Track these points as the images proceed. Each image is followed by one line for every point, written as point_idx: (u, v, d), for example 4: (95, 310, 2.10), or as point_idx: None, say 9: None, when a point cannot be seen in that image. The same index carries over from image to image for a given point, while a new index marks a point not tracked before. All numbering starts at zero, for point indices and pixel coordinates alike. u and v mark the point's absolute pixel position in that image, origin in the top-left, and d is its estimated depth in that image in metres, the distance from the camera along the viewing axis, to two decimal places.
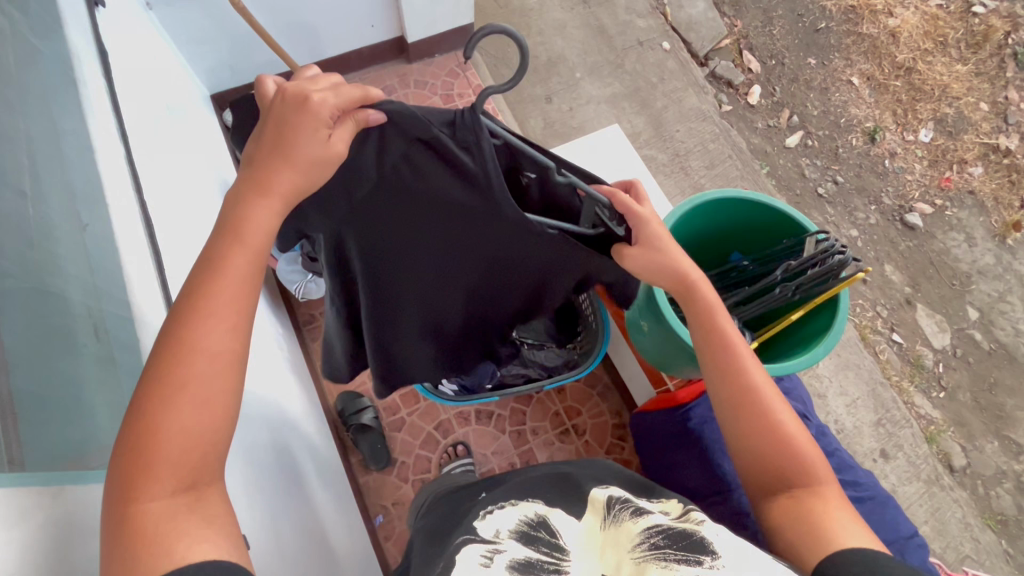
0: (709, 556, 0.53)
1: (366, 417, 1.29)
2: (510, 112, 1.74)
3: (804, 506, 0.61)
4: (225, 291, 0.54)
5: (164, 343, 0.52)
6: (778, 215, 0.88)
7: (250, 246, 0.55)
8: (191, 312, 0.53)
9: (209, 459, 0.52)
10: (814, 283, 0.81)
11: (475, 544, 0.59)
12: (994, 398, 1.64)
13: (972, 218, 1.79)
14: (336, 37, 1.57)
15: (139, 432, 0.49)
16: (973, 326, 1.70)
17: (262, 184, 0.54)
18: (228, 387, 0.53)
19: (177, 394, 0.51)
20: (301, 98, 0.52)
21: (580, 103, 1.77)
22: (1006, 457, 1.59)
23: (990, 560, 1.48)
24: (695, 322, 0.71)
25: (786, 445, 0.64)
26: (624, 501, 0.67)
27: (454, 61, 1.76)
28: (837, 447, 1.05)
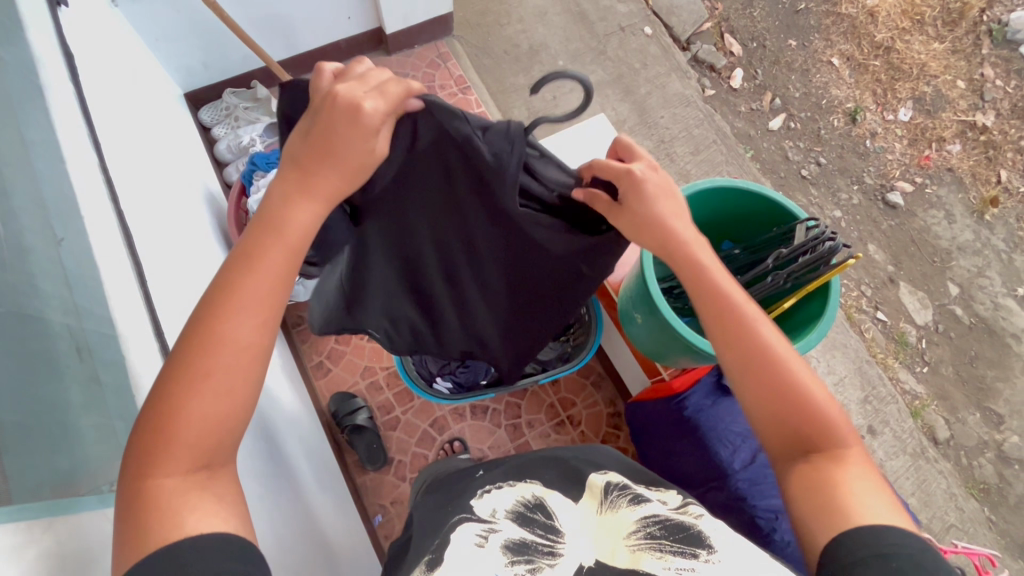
0: (705, 550, 0.53)
1: (361, 418, 1.28)
2: (493, 103, 1.72)
3: (822, 474, 0.58)
4: (255, 283, 0.54)
5: (196, 328, 0.52)
6: (769, 204, 0.89)
7: (286, 243, 0.55)
8: (224, 305, 0.53)
9: (224, 444, 0.53)
10: (805, 269, 0.81)
11: (469, 523, 0.59)
12: (975, 371, 1.68)
13: (951, 195, 1.82)
14: (313, 30, 1.53)
15: (165, 409, 0.50)
16: (954, 302, 1.73)
17: (304, 187, 0.55)
18: (249, 379, 0.54)
19: (198, 379, 0.51)
20: (355, 101, 0.51)
21: (564, 91, 1.75)
22: (987, 428, 1.63)
23: (974, 528, 1.53)
24: (697, 286, 0.66)
25: (807, 408, 0.61)
26: (622, 486, 0.68)
27: (434, 52, 1.73)
28: None
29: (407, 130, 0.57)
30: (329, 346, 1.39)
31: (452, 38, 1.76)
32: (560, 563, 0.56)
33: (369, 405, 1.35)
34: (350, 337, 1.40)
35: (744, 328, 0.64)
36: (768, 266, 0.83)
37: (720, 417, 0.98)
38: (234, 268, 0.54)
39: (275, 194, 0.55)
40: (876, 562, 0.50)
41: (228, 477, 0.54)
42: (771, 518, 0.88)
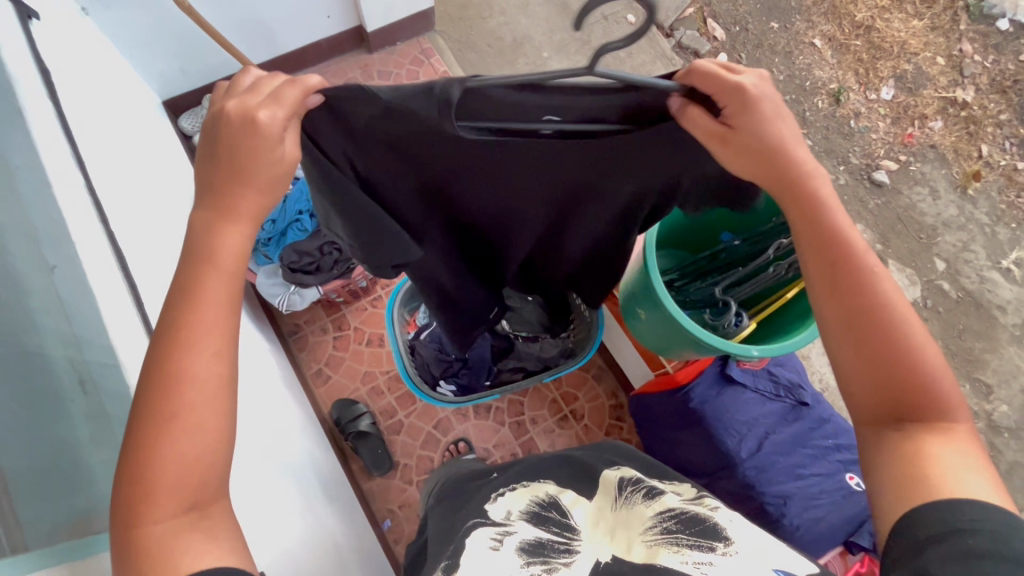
0: (722, 543, 0.53)
1: (364, 423, 1.28)
2: None
3: (917, 445, 0.52)
4: (206, 312, 0.51)
5: (147, 371, 0.49)
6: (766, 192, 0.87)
7: (223, 269, 0.52)
8: (173, 342, 0.50)
9: (211, 479, 0.50)
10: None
11: (483, 526, 0.59)
12: (964, 343, 1.71)
13: (935, 171, 1.84)
14: (292, 31, 1.50)
15: (135, 461, 0.48)
16: (941, 277, 1.76)
17: (223, 209, 0.52)
18: (222, 409, 0.51)
19: (167, 422, 0.48)
20: (237, 111, 0.50)
21: None
22: (977, 399, 1.67)
23: None
24: (811, 221, 0.57)
25: (920, 372, 0.53)
26: (636, 481, 0.67)
27: (417, 49, 1.71)
28: (833, 413, 1.02)
29: (333, 118, 0.53)
30: (327, 353, 1.38)
31: (434, 33, 1.73)
32: (577, 560, 0.55)
33: (371, 411, 1.34)
34: (348, 343, 1.39)
35: (862, 272, 0.55)
36: (768, 257, 0.83)
37: (725, 408, 0.97)
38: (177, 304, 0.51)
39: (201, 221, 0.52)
40: (952, 537, 0.47)
41: (224, 511, 0.51)
42: (778, 502, 0.92)
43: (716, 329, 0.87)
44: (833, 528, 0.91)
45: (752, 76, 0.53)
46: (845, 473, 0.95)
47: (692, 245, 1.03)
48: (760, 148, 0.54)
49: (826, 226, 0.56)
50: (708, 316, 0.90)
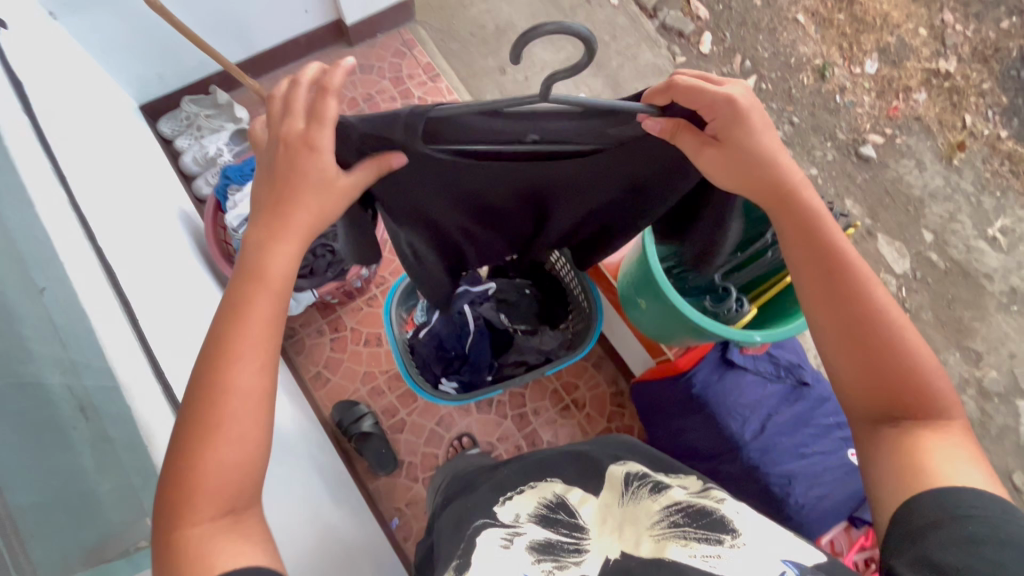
0: (730, 535, 0.53)
1: (367, 424, 1.27)
2: (464, 88, 1.68)
3: (915, 440, 0.55)
4: (253, 328, 0.55)
5: (199, 382, 0.52)
6: None
7: (271, 289, 0.56)
8: (225, 354, 0.53)
9: (248, 485, 0.52)
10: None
11: (492, 527, 0.59)
12: (953, 313, 1.74)
13: (920, 143, 1.85)
14: (269, 28, 1.46)
15: (184, 466, 0.50)
16: (929, 248, 1.78)
17: (275, 230, 0.56)
18: (261, 421, 0.54)
19: (211, 433, 0.51)
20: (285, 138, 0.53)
21: (534, 70, 1.71)
22: (968, 366, 1.70)
23: None
24: (801, 234, 0.61)
25: (912, 371, 0.57)
26: (642, 476, 0.67)
27: (398, 40, 1.67)
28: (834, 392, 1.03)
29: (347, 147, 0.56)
30: (325, 355, 1.37)
31: (414, 23, 1.70)
32: (587, 559, 0.55)
33: (373, 411, 1.33)
34: (345, 344, 1.38)
35: (850, 279, 0.59)
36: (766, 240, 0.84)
37: (727, 391, 0.98)
38: (226, 317, 0.55)
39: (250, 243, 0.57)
40: (953, 525, 0.48)
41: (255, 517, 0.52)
42: (783, 481, 0.93)
43: (720, 317, 0.88)
44: (836, 505, 0.93)
45: (739, 89, 0.55)
46: (846, 450, 0.97)
47: None
48: (745, 163, 0.57)
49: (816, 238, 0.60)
50: (709, 303, 0.91)
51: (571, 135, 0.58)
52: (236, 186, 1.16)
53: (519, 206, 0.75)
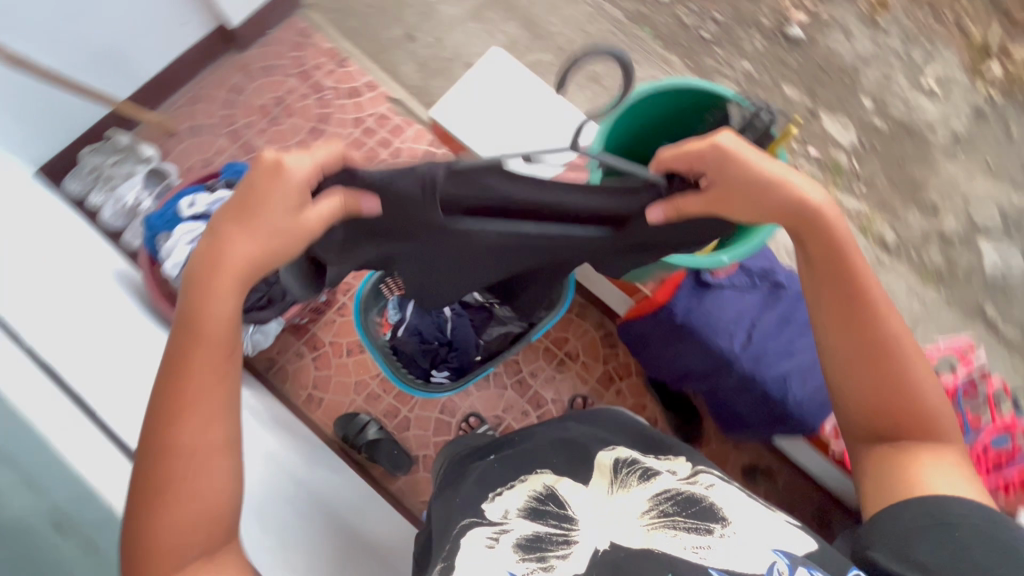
0: (719, 524, 0.61)
1: (372, 432, 1.27)
2: (376, 66, 1.61)
3: (907, 456, 0.70)
4: (199, 382, 0.60)
5: (152, 438, 0.60)
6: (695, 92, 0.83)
7: (207, 340, 0.61)
8: (173, 412, 0.59)
9: (216, 528, 0.61)
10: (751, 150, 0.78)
11: (477, 528, 0.64)
12: (906, 172, 1.77)
13: (842, 10, 1.83)
14: (150, 51, 1.37)
15: (143, 520, 0.58)
16: (871, 114, 1.79)
17: (217, 278, 0.60)
18: (216, 471, 0.61)
19: (167, 488, 0.59)
20: (275, 183, 0.57)
21: (444, 30, 1.64)
22: (927, 220, 1.76)
23: (935, 310, 1.70)
24: (832, 279, 0.70)
25: (913, 396, 0.70)
26: (631, 463, 0.72)
27: (293, 31, 1.58)
28: None
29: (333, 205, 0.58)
30: (312, 376, 1.34)
31: (306, 9, 1.60)
32: (574, 551, 0.61)
33: (375, 417, 1.33)
34: (328, 359, 1.35)
35: (876, 319, 0.70)
36: None
37: (710, 312, 0.98)
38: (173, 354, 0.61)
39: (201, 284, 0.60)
40: (935, 528, 0.63)
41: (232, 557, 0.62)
42: (779, 382, 0.96)
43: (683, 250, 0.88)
44: None
45: (728, 136, 0.64)
46: None
47: None
48: (760, 201, 0.67)
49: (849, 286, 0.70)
50: None
51: (585, 201, 0.66)
52: (163, 235, 1.09)
53: (481, 266, 0.80)
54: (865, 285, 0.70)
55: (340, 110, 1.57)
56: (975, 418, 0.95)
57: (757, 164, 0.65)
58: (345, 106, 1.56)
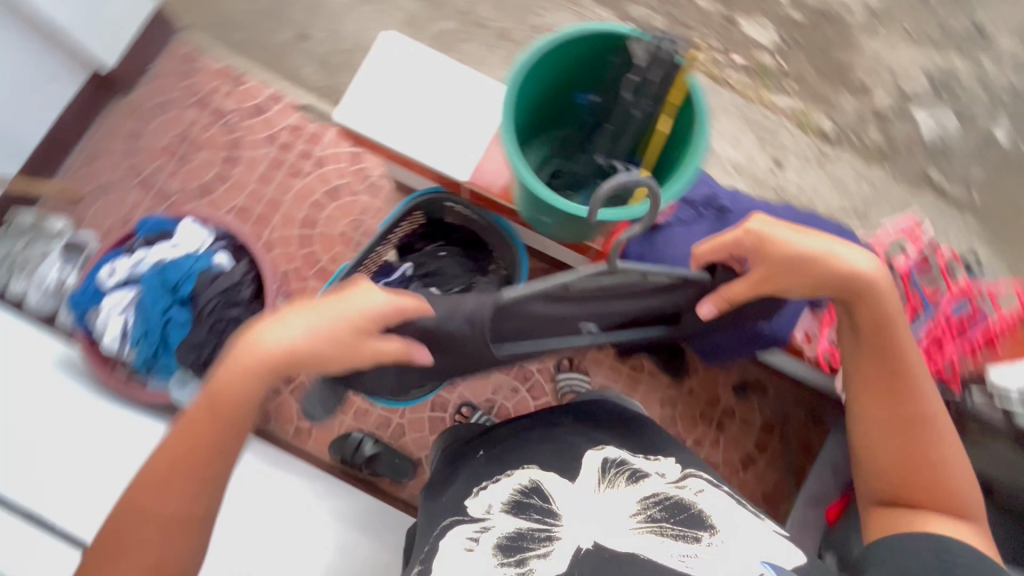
0: (706, 533, 0.69)
1: (367, 447, 1.26)
2: (275, 75, 1.55)
3: (922, 513, 0.72)
4: (190, 449, 0.66)
5: (133, 487, 0.65)
6: (593, 41, 0.77)
7: (216, 419, 0.66)
8: (157, 473, 0.65)
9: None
10: (664, 85, 0.73)
11: (460, 527, 0.72)
12: (831, 59, 1.78)
13: None
14: (27, 115, 1.30)
15: (102, 552, 0.64)
16: (784, 8, 1.78)
17: (254, 364, 0.64)
18: (171, 530, 0.65)
19: (125, 538, 0.64)
20: (354, 311, 0.64)
21: (338, 20, 1.58)
22: (860, 102, 1.77)
23: (884, 186, 1.74)
24: (873, 340, 0.74)
25: (936, 454, 0.72)
26: (618, 460, 0.77)
27: (177, 59, 1.52)
28: (752, 201, 1.01)
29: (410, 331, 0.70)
30: (294, 409, 1.32)
31: (184, 31, 1.54)
32: (555, 548, 0.68)
33: (368, 431, 1.32)
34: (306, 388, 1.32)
35: (912, 380, 0.73)
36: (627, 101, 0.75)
37: (664, 253, 0.96)
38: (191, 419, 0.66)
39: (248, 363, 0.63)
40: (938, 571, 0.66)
41: None
42: None
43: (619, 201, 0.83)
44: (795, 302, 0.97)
45: (760, 219, 0.70)
46: None
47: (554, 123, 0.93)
48: (796, 276, 0.71)
49: (887, 344, 0.73)
50: None
51: (627, 310, 0.75)
52: (91, 311, 1.02)
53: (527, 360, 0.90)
54: (907, 356, 0.73)
55: (250, 131, 1.50)
56: (930, 291, 0.97)
57: (793, 242, 0.70)
58: (254, 125, 1.50)
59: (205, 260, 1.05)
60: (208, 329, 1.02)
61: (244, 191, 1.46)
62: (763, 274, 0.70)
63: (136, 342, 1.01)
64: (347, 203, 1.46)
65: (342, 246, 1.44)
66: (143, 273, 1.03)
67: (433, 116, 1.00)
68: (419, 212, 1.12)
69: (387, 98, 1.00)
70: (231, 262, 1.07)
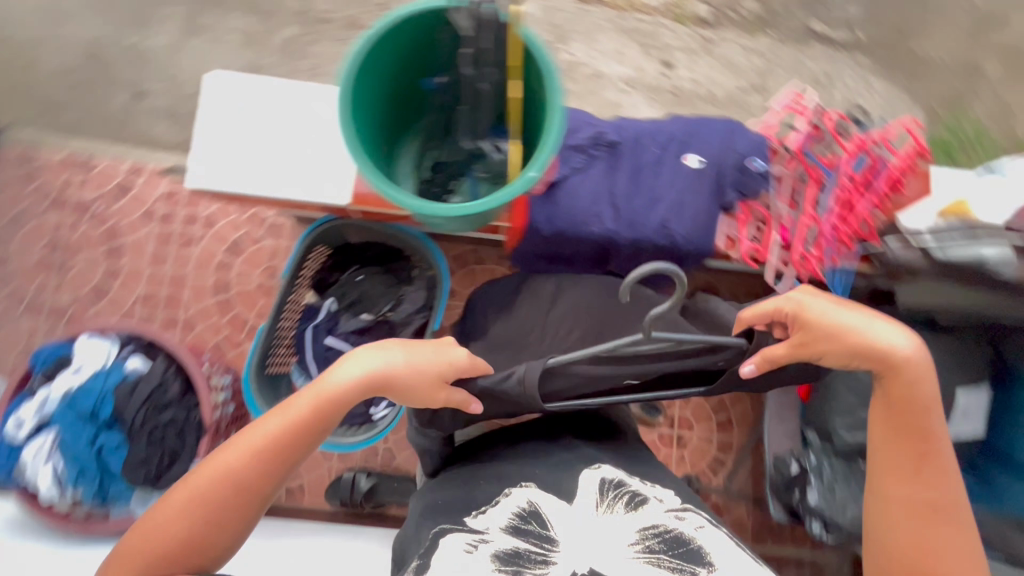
0: (705, 569, 0.69)
1: (363, 482, 1.27)
2: (126, 145, 1.42)
3: None
4: (288, 437, 0.72)
5: (231, 456, 0.71)
6: (412, 24, 0.70)
7: (319, 413, 0.73)
8: (254, 448, 0.71)
9: (196, 550, 0.69)
10: (500, 48, 0.69)
11: (458, 534, 0.74)
12: None
13: None
14: None
15: (181, 504, 0.69)
16: None
17: (368, 384, 0.74)
18: (236, 508, 0.70)
19: (199, 505, 0.69)
20: (445, 359, 0.73)
21: (173, 64, 1.48)
22: None
23: (776, 50, 1.84)
24: (898, 418, 0.70)
25: (940, 535, 0.68)
26: (618, 484, 0.79)
27: (13, 164, 1.39)
28: (636, 124, 0.97)
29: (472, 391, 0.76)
30: None
31: (10, 130, 1.43)
32: (551, 570, 0.68)
33: (358, 468, 1.32)
34: None
35: (933, 462, 0.69)
36: (469, 76, 0.69)
37: (568, 208, 0.93)
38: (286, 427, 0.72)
39: (363, 380, 0.73)
40: None
41: None
42: (661, 232, 0.93)
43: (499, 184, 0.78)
44: (710, 211, 0.94)
45: (810, 291, 0.72)
46: (681, 160, 0.94)
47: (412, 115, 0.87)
48: (836, 347, 0.70)
49: (913, 425, 0.70)
50: (480, 169, 0.84)
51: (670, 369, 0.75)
52: (15, 469, 0.94)
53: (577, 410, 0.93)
54: (936, 443, 0.69)
55: (121, 214, 1.38)
56: (824, 158, 0.97)
57: (838, 313, 0.70)
58: (124, 207, 1.38)
59: (116, 373, 0.98)
60: (147, 442, 0.96)
61: (142, 279, 1.35)
62: (805, 338, 0.70)
63: (75, 485, 0.94)
64: (253, 254, 1.38)
65: (265, 299, 1.37)
66: (53, 411, 0.95)
67: (290, 146, 0.93)
68: (320, 245, 1.07)
69: (231, 145, 0.92)
70: (145, 364, 1.01)
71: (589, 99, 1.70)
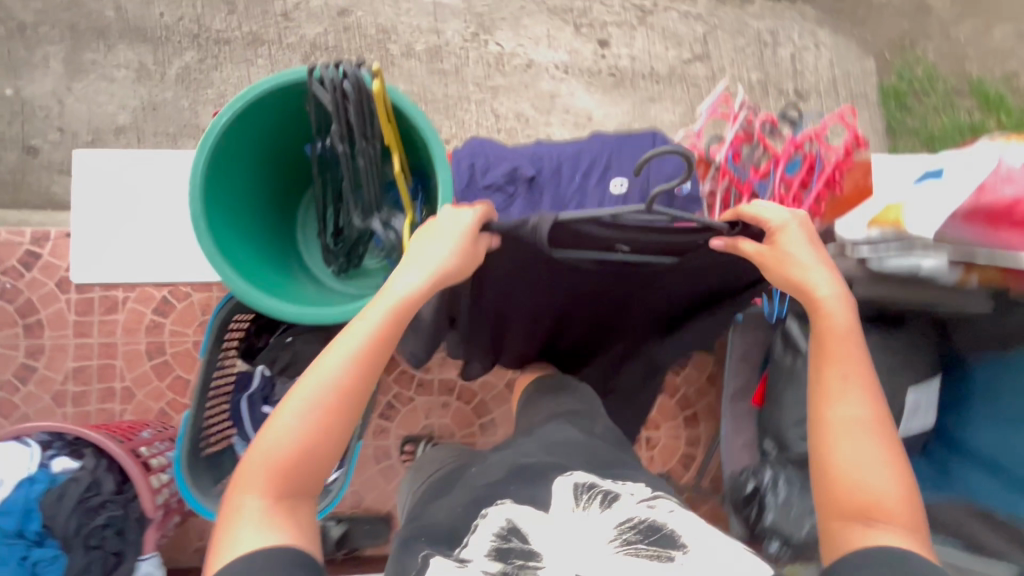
0: (679, 552, 0.59)
1: (334, 527, 1.27)
2: (27, 211, 1.32)
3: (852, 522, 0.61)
4: (378, 344, 0.63)
5: (328, 373, 0.61)
6: (270, 95, 0.63)
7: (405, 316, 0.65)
8: (347, 362, 0.62)
9: (308, 477, 0.61)
10: (369, 120, 0.62)
11: (444, 563, 0.62)
12: None
13: None
14: None
15: (298, 432, 0.60)
16: None
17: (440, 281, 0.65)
18: (343, 425, 0.62)
19: (314, 425, 0.61)
20: (463, 223, 0.65)
21: (61, 111, 1.35)
22: None
23: (716, 15, 1.74)
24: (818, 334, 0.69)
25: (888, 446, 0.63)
26: (590, 487, 0.69)
27: None
28: (554, 151, 0.91)
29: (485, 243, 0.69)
30: None
31: None
32: None
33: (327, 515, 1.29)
34: None
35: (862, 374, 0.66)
36: (342, 151, 0.63)
37: None
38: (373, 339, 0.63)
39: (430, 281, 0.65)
40: None
41: None
42: None
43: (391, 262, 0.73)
44: None
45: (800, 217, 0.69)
46: (606, 185, 0.88)
47: (303, 177, 0.80)
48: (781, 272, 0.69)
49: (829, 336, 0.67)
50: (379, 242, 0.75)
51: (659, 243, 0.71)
52: None
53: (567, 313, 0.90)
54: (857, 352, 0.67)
55: (34, 286, 1.28)
56: (756, 168, 0.92)
57: (806, 249, 0.69)
58: (35, 278, 1.27)
59: (43, 479, 0.93)
60: (84, 548, 0.92)
61: (68, 351, 1.27)
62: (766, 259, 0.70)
63: None
64: (184, 311, 1.30)
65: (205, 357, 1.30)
66: None
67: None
68: (239, 314, 1.00)
69: None
70: (73, 463, 0.95)
71: (524, 93, 1.58)
